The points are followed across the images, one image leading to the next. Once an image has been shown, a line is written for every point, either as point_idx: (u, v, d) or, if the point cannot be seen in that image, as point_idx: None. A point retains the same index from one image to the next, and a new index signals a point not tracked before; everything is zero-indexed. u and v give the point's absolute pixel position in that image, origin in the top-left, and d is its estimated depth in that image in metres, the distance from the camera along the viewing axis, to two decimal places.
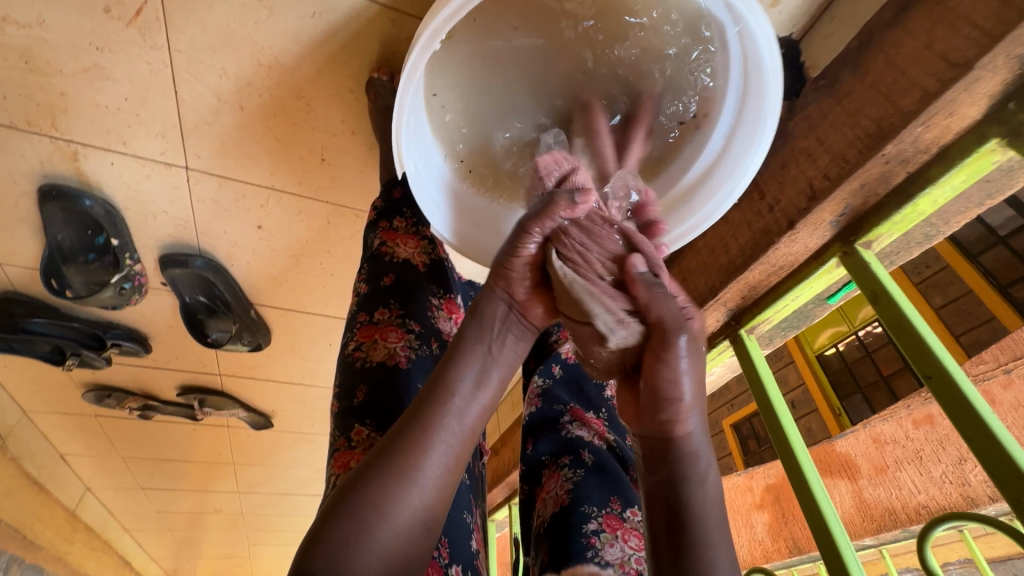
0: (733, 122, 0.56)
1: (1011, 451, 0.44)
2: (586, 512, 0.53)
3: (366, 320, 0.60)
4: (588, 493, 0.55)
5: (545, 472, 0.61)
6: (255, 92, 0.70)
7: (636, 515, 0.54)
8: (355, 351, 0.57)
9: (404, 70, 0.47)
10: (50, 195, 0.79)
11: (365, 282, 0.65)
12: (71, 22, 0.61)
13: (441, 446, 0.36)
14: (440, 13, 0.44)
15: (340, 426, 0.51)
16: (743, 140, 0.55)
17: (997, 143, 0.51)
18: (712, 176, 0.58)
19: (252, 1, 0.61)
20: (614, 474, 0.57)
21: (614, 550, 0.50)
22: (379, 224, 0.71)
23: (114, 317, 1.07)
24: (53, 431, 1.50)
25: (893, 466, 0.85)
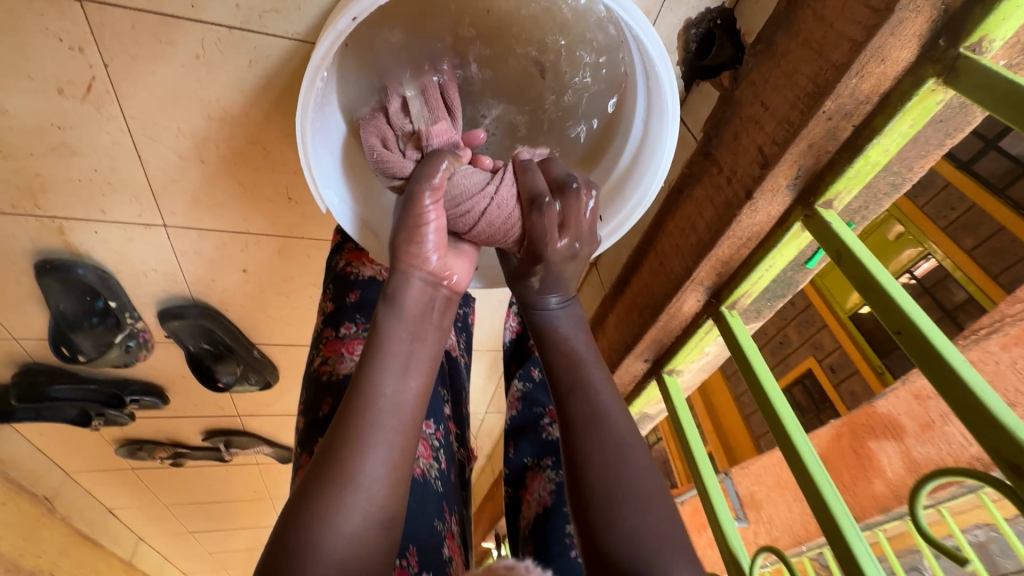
0: (647, 104, 0.56)
1: (985, 400, 0.42)
2: (569, 512, 0.55)
3: (333, 334, 0.65)
4: (568, 495, 0.56)
5: (529, 474, 0.63)
6: (213, 145, 0.73)
7: None
8: (322, 366, 0.62)
9: (297, 110, 0.50)
10: (45, 269, 0.84)
11: (331, 301, 0.69)
12: (32, 108, 0.65)
13: (372, 446, 0.41)
14: (314, 53, 0.47)
15: (305, 441, 0.56)
16: (657, 125, 0.55)
17: (935, 82, 0.49)
18: (638, 163, 0.58)
19: (190, 60, 0.63)
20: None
21: None
22: (346, 245, 0.75)
23: (128, 374, 1.12)
24: (97, 488, 1.58)
25: (939, 421, 0.85)
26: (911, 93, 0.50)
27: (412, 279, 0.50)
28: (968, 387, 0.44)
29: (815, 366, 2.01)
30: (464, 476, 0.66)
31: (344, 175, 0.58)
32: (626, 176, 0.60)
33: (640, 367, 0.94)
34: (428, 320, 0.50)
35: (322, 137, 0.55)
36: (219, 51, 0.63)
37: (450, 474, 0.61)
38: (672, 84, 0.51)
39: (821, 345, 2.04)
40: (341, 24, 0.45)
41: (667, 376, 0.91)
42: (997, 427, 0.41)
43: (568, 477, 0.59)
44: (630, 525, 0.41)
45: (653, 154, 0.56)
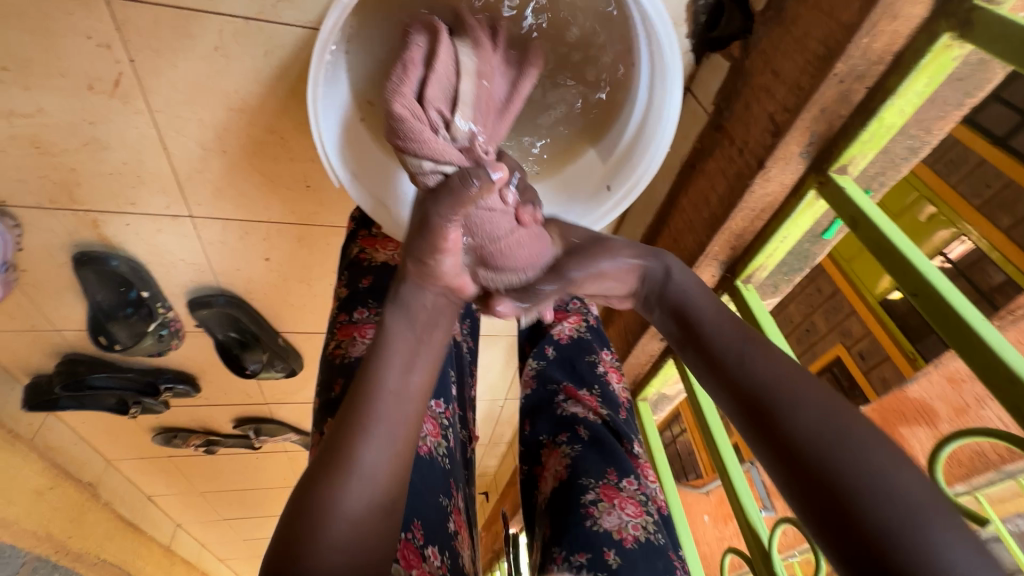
0: (650, 70, 0.57)
1: (1004, 356, 0.42)
2: (585, 484, 0.56)
3: (346, 319, 0.67)
4: (582, 468, 0.57)
5: (545, 451, 0.63)
6: (233, 135, 0.75)
7: (633, 483, 0.55)
8: (335, 349, 0.64)
9: (307, 84, 0.53)
10: (83, 262, 0.88)
11: (345, 286, 0.71)
12: (65, 105, 0.69)
13: (376, 435, 0.44)
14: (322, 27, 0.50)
15: (319, 419, 0.58)
16: (660, 90, 0.56)
17: (950, 37, 0.48)
18: (643, 131, 0.59)
19: (209, 52, 0.66)
20: (606, 446, 0.59)
21: (611, 518, 0.52)
22: (359, 234, 0.77)
23: (161, 363, 1.17)
24: (136, 475, 1.65)
25: (971, 405, 0.84)
26: (925, 50, 0.49)
27: (426, 292, 0.50)
28: (988, 344, 0.43)
29: (843, 354, 1.92)
30: (468, 454, 0.68)
31: (352, 148, 0.61)
32: (631, 146, 0.61)
33: (656, 346, 0.94)
34: (436, 319, 0.51)
35: (331, 111, 0.58)
36: (237, 42, 0.65)
37: (457, 451, 0.63)
38: (674, 52, 0.52)
39: (849, 332, 1.94)
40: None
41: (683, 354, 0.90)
42: (1016, 384, 0.41)
43: (583, 450, 0.59)
44: (879, 482, 0.34)
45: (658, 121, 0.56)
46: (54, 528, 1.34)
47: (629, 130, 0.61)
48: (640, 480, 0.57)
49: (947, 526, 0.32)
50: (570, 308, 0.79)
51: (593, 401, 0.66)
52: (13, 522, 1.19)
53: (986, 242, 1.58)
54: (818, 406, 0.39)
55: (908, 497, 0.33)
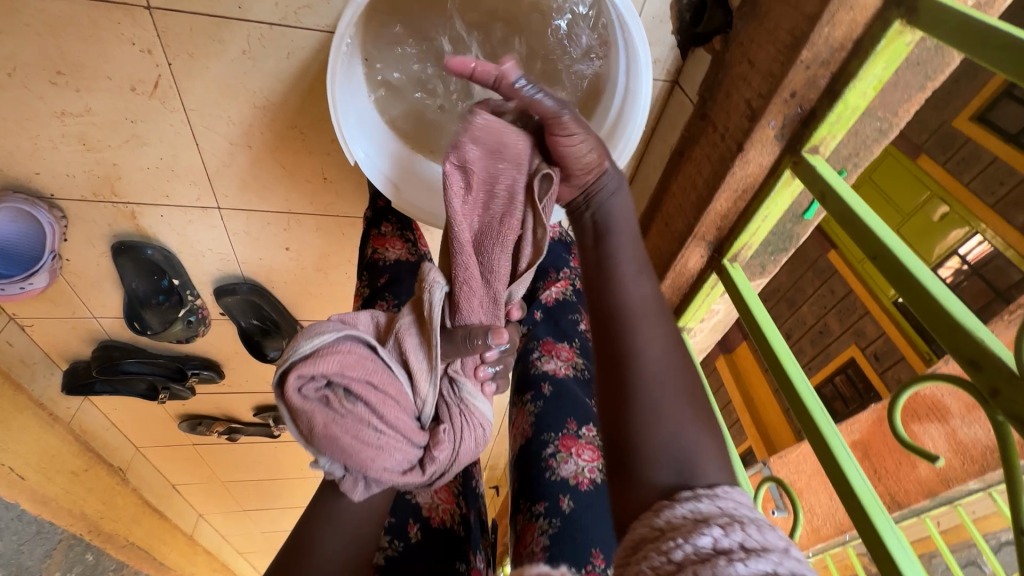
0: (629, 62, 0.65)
1: (945, 303, 0.46)
2: (547, 438, 0.64)
3: None
4: (544, 422, 0.66)
5: (514, 410, 0.71)
6: (258, 131, 0.83)
7: (589, 431, 0.65)
8: None
9: (329, 75, 0.61)
10: (121, 250, 0.96)
11: (366, 285, 0.79)
12: (110, 105, 0.77)
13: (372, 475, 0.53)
14: (341, 25, 0.58)
15: None
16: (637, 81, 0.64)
17: (901, 24, 0.53)
18: (623, 117, 0.67)
19: (238, 55, 0.73)
20: (567, 402, 0.67)
21: (569, 466, 0.62)
22: (371, 232, 0.84)
23: (189, 351, 1.25)
24: (162, 463, 1.73)
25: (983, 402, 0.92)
26: (880, 37, 0.54)
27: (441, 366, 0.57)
28: (931, 295, 0.47)
29: (857, 355, 1.92)
30: None
31: (368, 141, 0.71)
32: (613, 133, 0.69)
33: None
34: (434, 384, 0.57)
35: (349, 102, 0.67)
36: (262, 46, 0.73)
37: None
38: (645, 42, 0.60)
39: (863, 332, 1.93)
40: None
41: None
42: (956, 328, 0.45)
43: (545, 406, 0.67)
44: (660, 401, 0.43)
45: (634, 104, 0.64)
46: (88, 509, 1.42)
47: (612, 112, 0.67)
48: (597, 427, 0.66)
49: (688, 431, 0.42)
50: (560, 275, 0.85)
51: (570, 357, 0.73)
52: (52, 501, 1.27)
53: (1001, 241, 1.57)
54: (657, 350, 0.47)
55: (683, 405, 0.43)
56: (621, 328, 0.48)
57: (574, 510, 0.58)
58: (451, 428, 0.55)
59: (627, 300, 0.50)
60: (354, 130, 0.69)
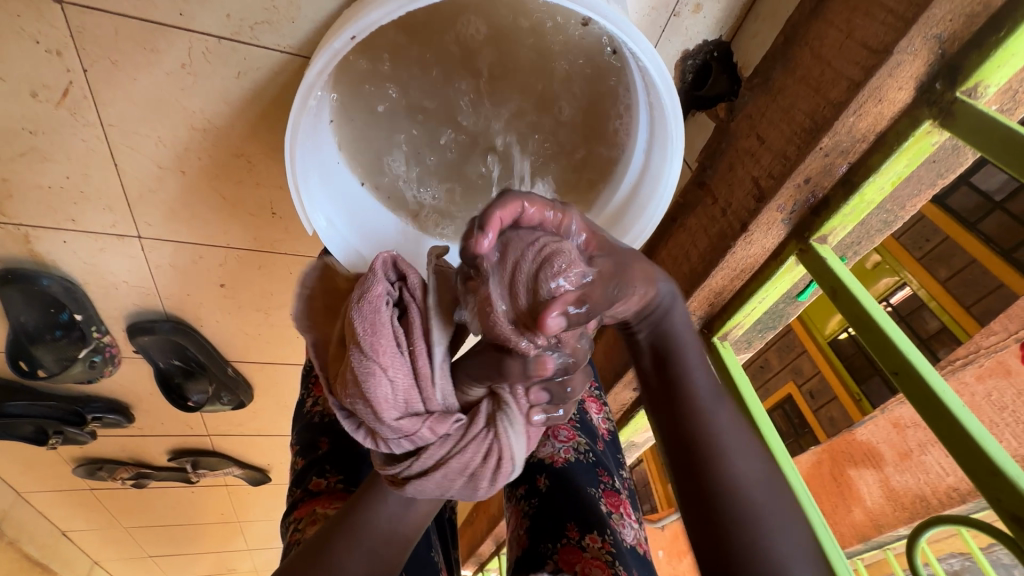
0: (649, 138, 0.60)
1: (982, 444, 0.41)
2: (545, 550, 0.54)
3: (323, 373, 0.60)
4: (544, 529, 0.56)
5: (510, 509, 0.65)
6: (195, 156, 0.70)
7: (595, 542, 0.54)
8: (312, 407, 0.58)
9: (289, 121, 0.53)
10: (6, 279, 0.78)
11: None
12: (2, 111, 0.62)
13: (362, 549, 0.44)
14: (310, 71, 0.48)
15: (298, 478, 0.54)
16: (659, 158, 0.59)
17: (930, 125, 0.49)
18: (638, 192, 0.61)
19: (175, 69, 0.61)
20: (568, 503, 0.58)
21: None
22: None
23: (92, 391, 1.07)
24: (50, 509, 1.49)
25: (918, 450, 0.86)
26: (907, 134, 0.51)
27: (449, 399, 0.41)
28: (964, 429, 0.43)
29: (794, 392, 1.95)
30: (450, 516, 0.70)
31: (334, 198, 0.62)
32: (622, 209, 0.63)
33: (629, 396, 0.92)
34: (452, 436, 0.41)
35: (308, 149, 0.58)
36: (206, 61, 0.61)
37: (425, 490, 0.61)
38: (677, 115, 0.55)
39: (800, 370, 1.98)
40: (339, 44, 0.47)
41: None
42: (998, 475, 0.40)
43: (541, 505, 0.60)
44: (768, 533, 0.39)
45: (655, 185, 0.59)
46: None
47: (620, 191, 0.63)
48: (603, 536, 0.55)
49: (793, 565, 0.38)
50: None
51: (571, 437, 0.65)
52: None
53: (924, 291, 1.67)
54: (753, 463, 0.42)
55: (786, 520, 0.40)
56: (705, 465, 0.42)
57: None
58: (458, 435, 0.41)
59: (701, 427, 0.43)
60: (316, 189, 0.60)
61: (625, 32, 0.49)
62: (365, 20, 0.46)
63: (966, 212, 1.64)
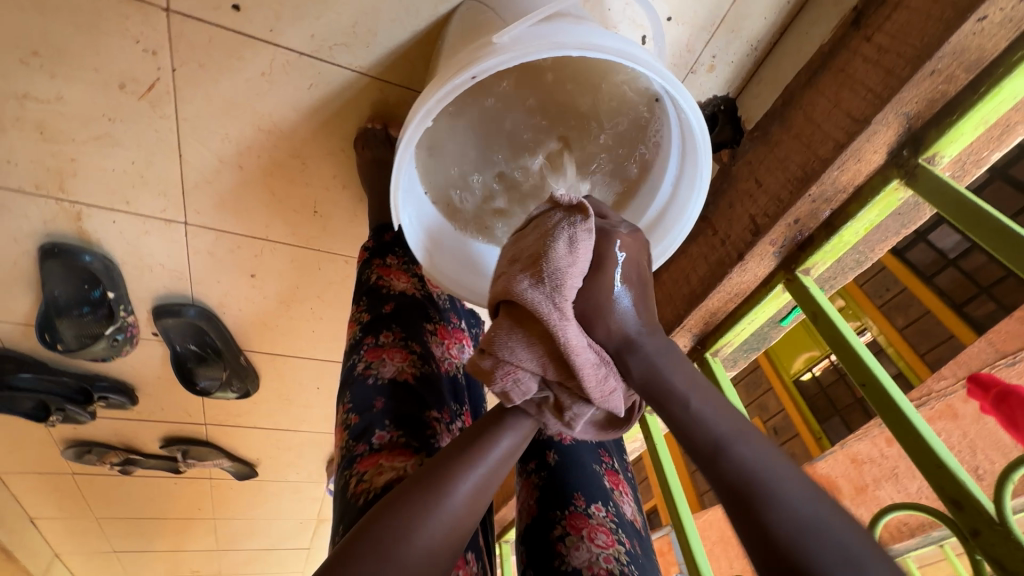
0: (678, 172, 0.67)
1: (930, 442, 0.51)
2: (554, 517, 0.58)
3: (372, 342, 0.65)
4: (552, 498, 0.60)
5: (518, 481, 0.65)
6: (255, 154, 0.77)
7: (600, 510, 0.58)
8: (365, 370, 0.62)
9: (401, 145, 0.53)
10: (52, 253, 0.83)
11: (366, 311, 0.69)
12: (88, 98, 0.68)
13: (472, 473, 0.43)
14: (432, 98, 0.51)
15: (356, 433, 0.56)
16: (685, 191, 0.66)
17: (898, 182, 0.60)
18: (663, 219, 0.68)
19: (255, 76, 0.68)
20: (577, 476, 0.61)
21: (581, 553, 0.54)
22: (373, 261, 0.76)
23: (101, 370, 1.09)
24: (25, 492, 1.46)
25: (872, 484, 0.85)
26: (879, 188, 0.62)
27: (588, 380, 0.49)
28: (914, 429, 0.52)
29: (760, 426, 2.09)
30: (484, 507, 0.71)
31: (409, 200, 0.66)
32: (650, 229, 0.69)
33: None
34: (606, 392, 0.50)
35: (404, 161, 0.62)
36: (284, 72, 0.68)
37: None
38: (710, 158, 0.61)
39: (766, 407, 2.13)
40: (460, 81, 0.49)
41: (646, 414, 0.97)
42: (942, 467, 0.49)
43: (549, 478, 0.62)
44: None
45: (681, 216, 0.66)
46: None
47: (647, 216, 0.69)
48: (606, 505, 0.60)
49: None
50: None
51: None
52: None
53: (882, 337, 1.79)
54: (795, 485, 0.35)
55: (859, 546, 0.32)
56: (746, 503, 0.35)
57: None
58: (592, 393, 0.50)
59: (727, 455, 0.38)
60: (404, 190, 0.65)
61: (678, 94, 0.53)
62: (484, 66, 0.48)
63: (925, 268, 1.84)
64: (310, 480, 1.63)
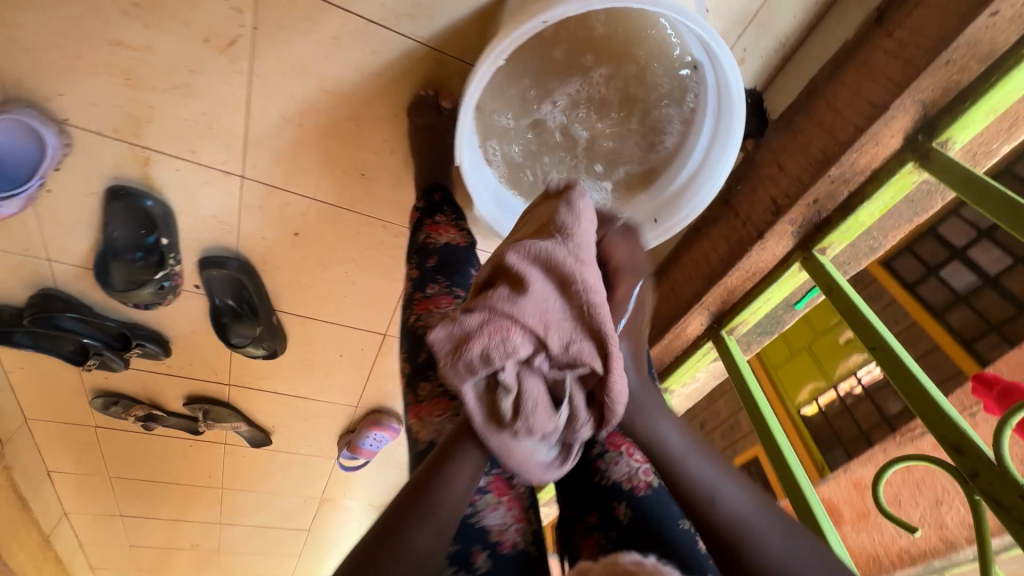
0: (710, 135, 0.75)
1: (933, 395, 0.55)
2: (593, 438, 0.62)
3: (422, 295, 0.75)
4: None
5: None
6: (315, 113, 0.84)
7: None
8: (417, 321, 0.72)
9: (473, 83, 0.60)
10: (118, 194, 0.89)
11: (416, 266, 0.80)
12: (174, 49, 0.75)
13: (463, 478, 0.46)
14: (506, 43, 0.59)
15: (410, 382, 0.66)
16: (717, 150, 0.74)
17: (913, 165, 0.65)
18: (695, 176, 0.77)
19: (325, 39, 0.75)
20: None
21: (620, 468, 0.58)
22: (424, 221, 0.86)
23: (141, 319, 1.15)
24: (47, 442, 1.50)
25: (872, 511, 0.85)
26: (894, 171, 0.67)
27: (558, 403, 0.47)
28: (919, 383, 0.57)
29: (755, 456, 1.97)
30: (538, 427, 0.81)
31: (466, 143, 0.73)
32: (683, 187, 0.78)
33: None
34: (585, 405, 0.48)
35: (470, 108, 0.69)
36: (352, 37, 0.75)
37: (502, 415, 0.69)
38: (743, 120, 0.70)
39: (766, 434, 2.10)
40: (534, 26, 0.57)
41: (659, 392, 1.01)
42: (944, 417, 0.53)
43: None
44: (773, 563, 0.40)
45: (712, 172, 0.75)
46: None
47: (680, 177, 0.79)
48: None
49: None
50: None
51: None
52: None
53: None
54: (742, 499, 0.43)
55: (799, 548, 0.41)
56: (701, 509, 0.43)
57: (631, 522, 0.53)
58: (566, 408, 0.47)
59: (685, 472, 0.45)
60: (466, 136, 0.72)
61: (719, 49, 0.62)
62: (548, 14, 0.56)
63: (935, 304, 1.84)
64: (319, 454, 1.67)
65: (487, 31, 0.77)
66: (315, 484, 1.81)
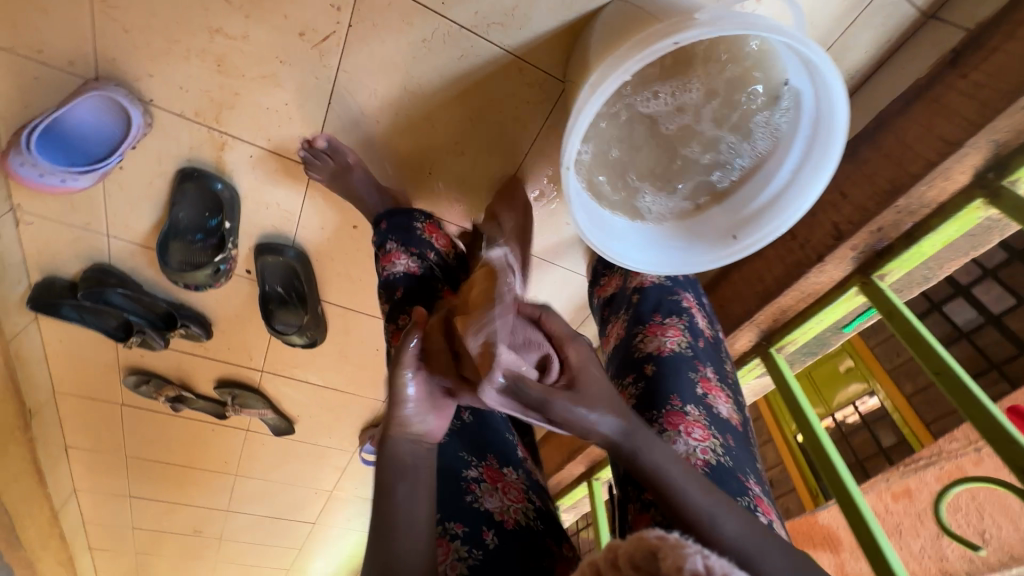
0: (799, 162, 0.71)
1: (998, 418, 0.57)
2: (654, 414, 0.70)
3: (395, 328, 0.80)
4: (650, 401, 0.71)
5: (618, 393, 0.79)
6: (393, 111, 0.86)
7: (694, 409, 0.69)
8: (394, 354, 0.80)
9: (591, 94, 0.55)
10: (191, 175, 0.91)
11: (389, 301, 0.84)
12: (268, 40, 0.77)
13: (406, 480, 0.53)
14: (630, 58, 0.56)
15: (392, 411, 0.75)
16: (807, 175, 0.70)
17: (981, 202, 0.69)
18: (778, 200, 0.72)
19: (416, 41, 0.78)
20: (668, 379, 0.73)
21: (681, 443, 0.64)
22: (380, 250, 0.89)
23: (188, 299, 1.16)
24: (70, 417, 1.50)
25: None
26: (961, 206, 0.70)
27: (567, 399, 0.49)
28: (982, 406, 0.59)
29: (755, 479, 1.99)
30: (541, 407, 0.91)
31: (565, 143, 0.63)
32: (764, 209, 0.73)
33: None
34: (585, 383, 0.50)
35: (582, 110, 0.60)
36: (442, 42, 0.78)
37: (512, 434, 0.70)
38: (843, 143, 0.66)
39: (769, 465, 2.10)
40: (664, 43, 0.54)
41: None
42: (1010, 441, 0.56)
43: (648, 384, 0.75)
44: None
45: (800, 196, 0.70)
46: None
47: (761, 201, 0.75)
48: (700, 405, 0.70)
49: None
50: (687, 295, 0.90)
51: (676, 335, 0.80)
52: None
53: None
54: (742, 523, 0.44)
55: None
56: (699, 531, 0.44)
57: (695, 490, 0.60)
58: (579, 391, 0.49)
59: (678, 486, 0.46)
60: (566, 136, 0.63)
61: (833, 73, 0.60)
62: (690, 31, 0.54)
63: None
64: (337, 447, 1.68)
65: (572, 45, 0.79)
66: (329, 475, 1.81)
